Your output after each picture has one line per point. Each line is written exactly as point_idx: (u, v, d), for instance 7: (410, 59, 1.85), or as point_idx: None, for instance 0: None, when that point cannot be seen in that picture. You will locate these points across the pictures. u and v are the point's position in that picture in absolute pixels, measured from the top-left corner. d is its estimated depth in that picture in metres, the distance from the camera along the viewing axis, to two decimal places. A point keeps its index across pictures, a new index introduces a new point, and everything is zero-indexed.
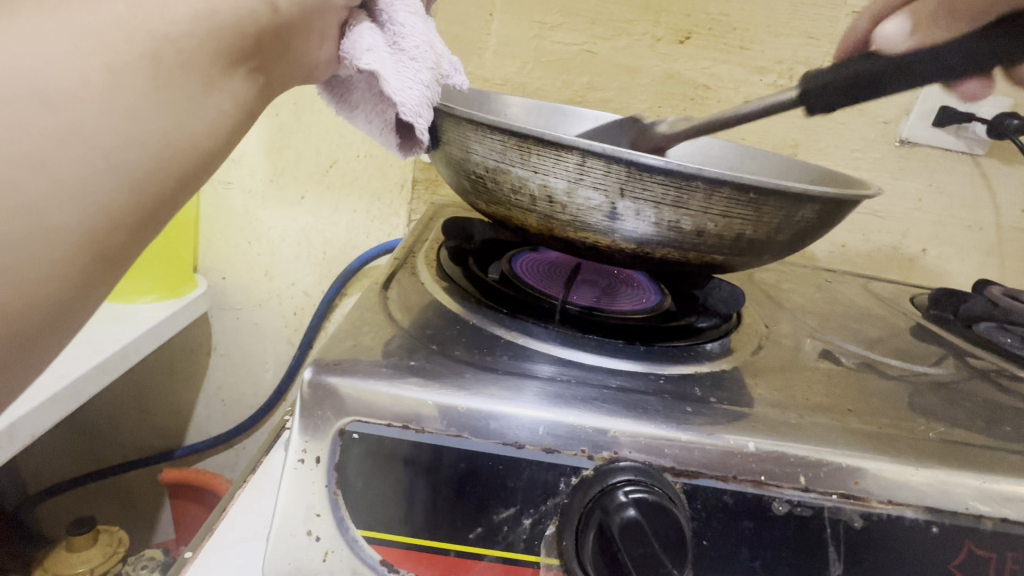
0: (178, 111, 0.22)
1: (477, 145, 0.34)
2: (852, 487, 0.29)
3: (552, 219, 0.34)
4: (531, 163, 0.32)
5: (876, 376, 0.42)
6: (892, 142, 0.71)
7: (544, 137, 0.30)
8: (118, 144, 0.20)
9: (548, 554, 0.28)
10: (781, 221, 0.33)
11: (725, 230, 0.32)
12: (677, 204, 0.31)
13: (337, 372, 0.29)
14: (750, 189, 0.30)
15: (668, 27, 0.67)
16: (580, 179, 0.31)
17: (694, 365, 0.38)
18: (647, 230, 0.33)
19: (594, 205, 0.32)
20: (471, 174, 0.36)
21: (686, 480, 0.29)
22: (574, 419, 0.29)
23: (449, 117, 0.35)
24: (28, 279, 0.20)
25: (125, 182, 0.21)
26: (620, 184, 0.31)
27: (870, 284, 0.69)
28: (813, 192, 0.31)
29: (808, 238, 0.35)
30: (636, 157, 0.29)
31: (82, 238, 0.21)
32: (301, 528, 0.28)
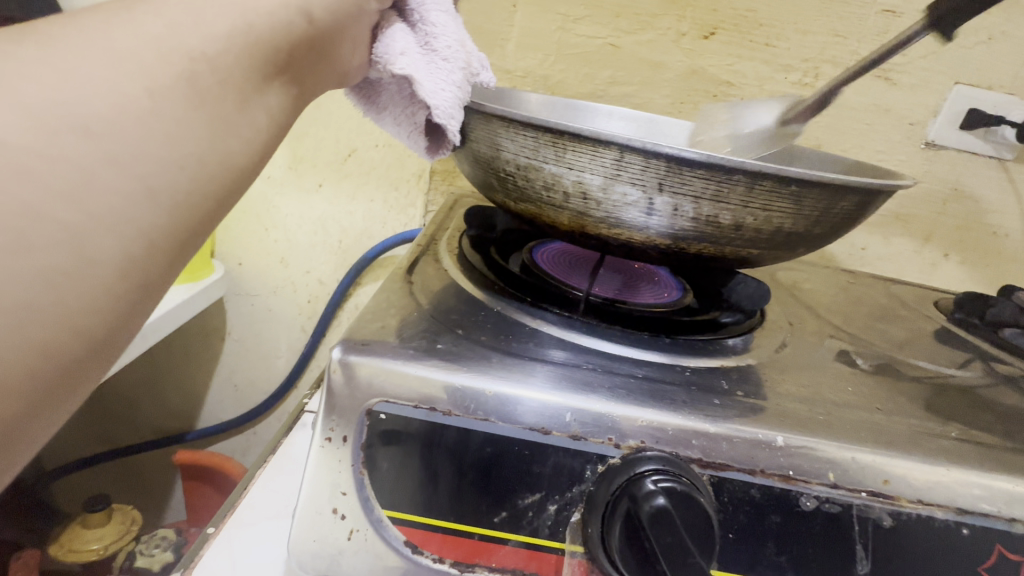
0: (215, 128, 0.21)
1: (508, 142, 0.34)
2: (881, 485, 0.29)
3: (585, 216, 0.34)
4: (566, 160, 0.32)
5: (900, 378, 0.41)
6: (917, 144, 0.70)
7: (581, 133, 0.30)
8: (157, 169, 0.19)
9: (572, 541, 0.28)
10: (820, 213, 0.33)
11: (764, 224, 0.32)
12: (716, 197, 0.31)
13: (364, 352, 0.29)
14: (794, 181, 0.30)
15: (693, 22, 0.66)
16: (617, 175, 0.31)
17: (719, 358, 0.37)
18: (684, 225, 0.32)
19: (630, 201, 0.32)
20: (500, 172, 0.36)
21: (714, 471, 0.28)
22: (600, 407, 0.29)
23: (478, 115, 0.35)
24: (67, 321, 0.18)
25: (164, 208, 0.19)
26: (658, 178, 0.30)
27: (891, 287, 0.68)
28: (854, 183, 0.31)
29: (842, 229, 0.35)
30: (677, 151, 0.29)
31: (122, 269, 0.19)
32: (327, 506, 0.28)
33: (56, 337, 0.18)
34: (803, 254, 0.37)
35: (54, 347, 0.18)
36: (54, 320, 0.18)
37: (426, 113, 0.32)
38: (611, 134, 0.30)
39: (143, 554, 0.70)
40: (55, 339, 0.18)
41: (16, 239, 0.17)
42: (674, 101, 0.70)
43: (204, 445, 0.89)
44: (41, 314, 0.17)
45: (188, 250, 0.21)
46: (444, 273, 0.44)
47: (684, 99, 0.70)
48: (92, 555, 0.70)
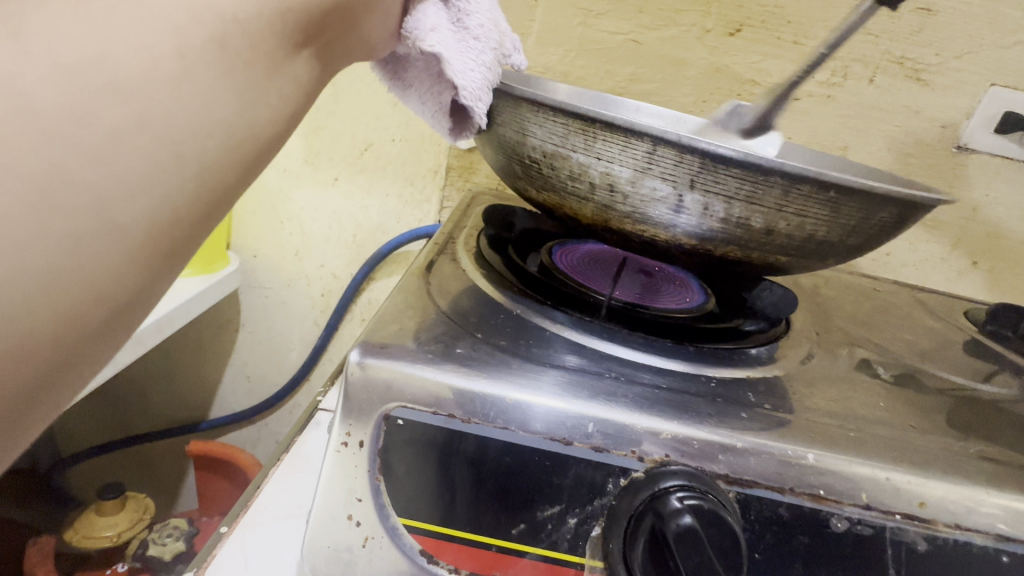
0: (242, 96, 0.20)
1: (535, 128, 0.33)
2: (917, 508, 0.28)
3: (609, 209, 0.33)
4: (595, 150, 0.31)
5: (932, 392, 0.40)
6: (949, 148, 0.67)
7: (613, 122, 0.29)
8: (185, 135, 0.18)
9: (593, 556, 0.27)
10: (857, 223, 0.31)
11: (797, 230, 0.31)
12: (750, 199, 0.29)
13: (383, 356, 0.29)
14: (834, 186, 0.28)
15: (718, 18, 0.64)
16: (648, 168, 0.30)
17: (745, 369, 0.36)
18: (712, 226, 0.31)
19: (659, 196, 0.31)
20: (524, 159, 0.35)
21: (740, 488, 0.27)
22: (624, 419, 0.28)
23: (506, 97, 0.34)
24: (94, 285, 0.18)
25: (192, 174, 0.19)
26: (691, 175, 0.29)
27: (918, 295, 0.66)
28: (897, 194, 0.30)
29: (876, 242, 0.34)
30: (713, 147, 0.28)
31: (148, 235, 0.18)
32: (342, 511, 0.27)
33: (82, 300, 0.17)
34: (833, 265, 0.36)
35: (79, 311, 0.18)
36: (80, 283, 0.17)
37: (452, 92, 0.32)
38: (645, 124, 0.29)
39: (156, 543, 0.71)
40: (81, 303, 0.17)
41: (44, 200, 0.16)
42: (696, 100, 0.68)
43: (216, 434, 0.89)
44: (66, 277, 0.17)
45: (214, 216, 0.21)
46: (461, 273, 0.43)
47: (707, 97, 0.68)
48: (106, 542, 0.70)
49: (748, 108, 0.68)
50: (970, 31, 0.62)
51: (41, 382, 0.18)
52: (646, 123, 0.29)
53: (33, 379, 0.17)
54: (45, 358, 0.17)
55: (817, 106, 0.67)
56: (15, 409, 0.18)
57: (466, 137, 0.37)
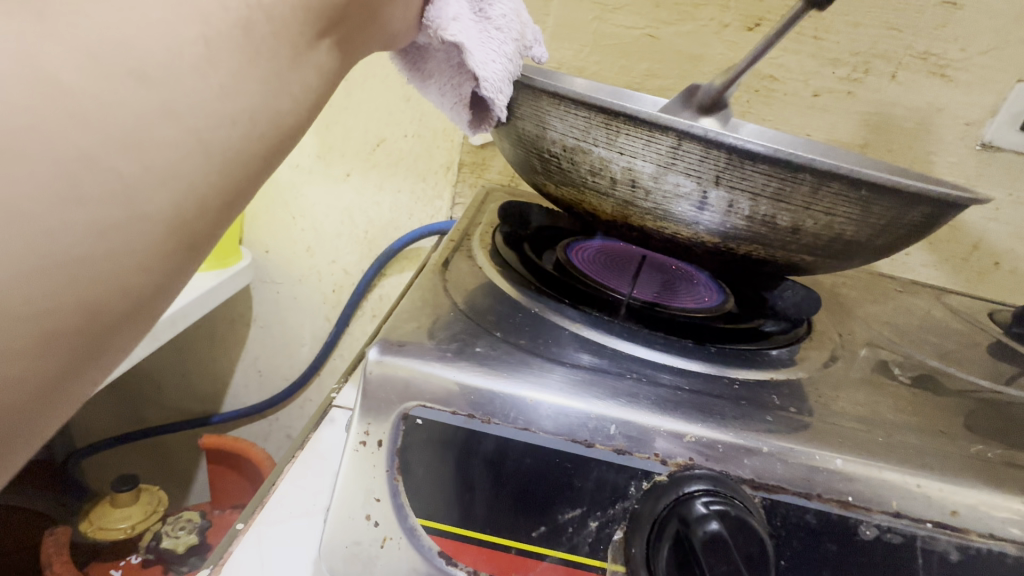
0: (262, 87, 0.20)
1: (555, 121, 0.32)
2: (949, 517, 0.27)
3: (630, 205, 0.32)
4: (617, 144, 0.30)
5: (959, 396, 0.39)
6: (973, 145, 0.65)
7: (638, 115, 0.28)
8: (207, 125, 0.18)
9: (614, 560, 0.26)
10: (887, 223, 0.30)
11: (824, 229, 0.30)
12: (777, 196, 0.29)
13: (402, 355, 0.28)
14: (866, 185, 0.28)
15: (737, 12, 0.63)
16: (672, 164, 0.29)
17: (768, 371, 0.35)
18: (736, 223, 0.30)
19: (682, 192, 0.30)
20: (544, 153, 0.35)
21: (766, 494, 0.27)
22: (647, 421, 0.27)
23: (527, 90, 0.33)
24: (117, 278, 0.17)
25: (214, 165, 0.19)
26: (716, 171, 0.29)
27: (939, 296, 0.64)
28: (932, 194, 0.29)
29: (905, 242, 0.33)
30: (741, 143, 0.27)
31: (170, 227, 0.18)
32: (359, 512, 0.27)
33: (105, 292, 0.17)
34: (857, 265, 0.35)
35: (101, 303, 0.17)
36: (104, 273, 0.17)
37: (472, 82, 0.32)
38: (671, 118, 0.28)
39: (169, 536, 0.71)
40: (103, 295, 0.17)
41: (71, 188, 0.16)
42: None
43: (227, 428, 0.90)
44: (88, 270, 0.17)
45: (234, 208, 0.21)
46: (477, 270, 0.42)
47: None
48: (120, 534, 0.71)
49: (765, 104, 0.67)
50: (997, 26, 0.60)
51: (64, 373, 0.17)
52: (671, 116, 0.28)
53: (55, 371, 0.17)
54: (70, 346, 0.17)
55: (837, 103, 0.66)
56: (38, 401, 0.17)
57: (485, 130, 0.36)
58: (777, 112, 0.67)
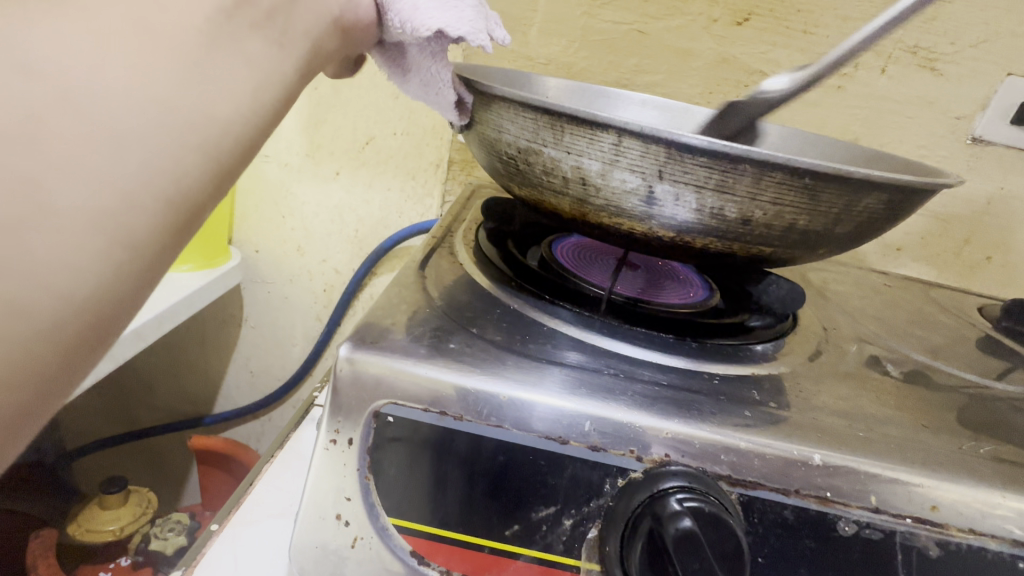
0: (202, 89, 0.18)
1: (508, 124, 0.32)
2: (929, 511, 0.26)
3: (584, 203, 0.32)
4: (564, 144, 0.30)
5: (946, 390, 0.38)
6: (963, 140, 0.65)
7: (577, 115, 0.28)
8: (136, 135, 0.17)
9: (589, 559, 0.26)
10: (842, 211, 0.30)
11: (775, 219, 0.29)
12: (721, 188, 0.28)
13: (373, 350, 0.28)
14: (809, 173, 0.27)
15: (726, 7, 0.62)
16: (615, 161, 0.29)
17: (750, 366, 0.35)
18: (687, 217, 0.30)
19: (630, 188, 0.30)
20: (503, 155, 0.35)
21: (743, 490, 0.26)
22: (621, 417, 0.27)
23: (481, 95, 0.33)
24: (59, 293, 0.17)
25: (151, 174, 0.18)
26: (658, 165, 0.28)
27: (931, 291, 0.64)
28: (882, 178, 0.28)
29: (868, 231, 0.32)
30: (677, 136, 0.26)
31: (99, 227, 0.17)
32: (330, 511, 0.26)
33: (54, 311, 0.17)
34: (828, 255, 0.35)
35: (43, 325, 0.17)
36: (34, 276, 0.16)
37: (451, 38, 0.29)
38: (610, 116, 0.28)
39: (157, 537, 0.70)
40: (45, 313, 0.16)
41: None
42: (703, 92, 0.67)
43: (219, 429, 0.89)
44: (15, 287, 0.16)
45: (190, 212, 0.20)
46: (461, 267, 0.42)
47: (713, 89, 0.66)
48: (109, 536, 0.71)
49: None
50: (987, 18, 0.60)
51: (26, 399, 0.17)
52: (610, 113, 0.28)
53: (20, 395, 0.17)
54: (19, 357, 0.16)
55: (827, 98, 0.65)
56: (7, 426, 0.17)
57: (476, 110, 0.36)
58: (767, 107, 0.67)
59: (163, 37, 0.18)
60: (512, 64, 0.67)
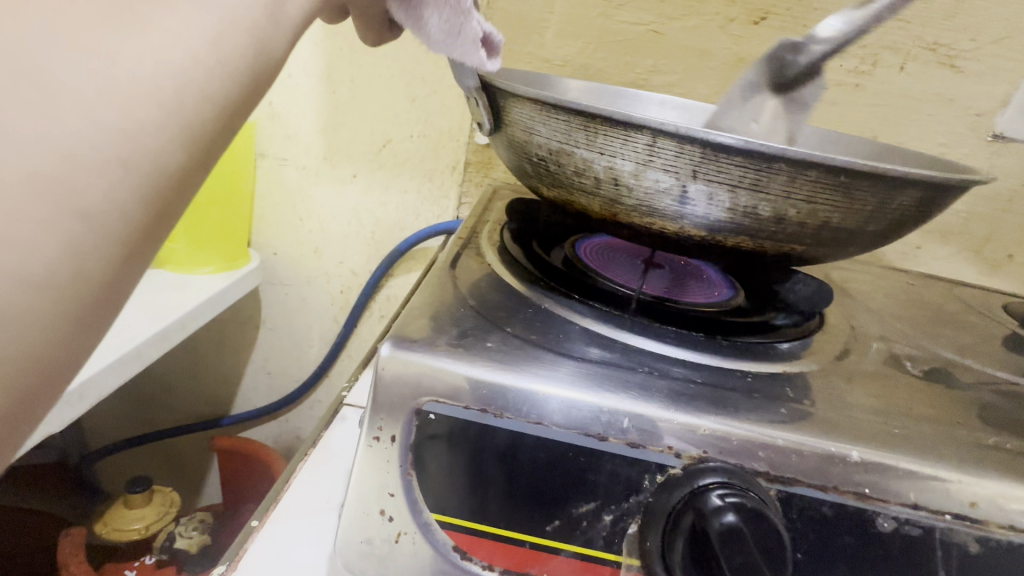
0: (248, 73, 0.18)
1: (540, 126, 0.33)
2: (968, 508, 0.26)
3: (616, 204, 0.32)
4: (597, 145, 0.30)
5: (975, 388, 0.38)
6: (984, 136, 0.65)
7: (612, 116, 0.28)
8: (156, 111, 0.17)
9: (629, 554, 0.26)
10: (875, 209, 0.30)
11: (808, 217, 0.29)
12: (755, 187, 0.28)
13: (413, 350, 0.28)
14: (844, 171, 0.27)
15: (743, 7, 0.63)
16: (649, 161, 0.29)
17: (780, 364, 0.35)
18: (720, 216, 0.30)
19: (663, 188, 0.30)
20: (533, 157, 0.35)
21: (781, 486, 0.27)
22: (659, 414, 0.27)
23: (512, 97, 0.33)
24: (73, 269, 0.17)
25: (162, 153, 0.18)
26: (693, 165, 0.28)
27: (952, 289, 0.64)
28: (916, 176, 0.28)
29: (899, 229, 0.32)
30: (713, 136, 0.27)
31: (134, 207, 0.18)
32: (374, 507, 0.27)
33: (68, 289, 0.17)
34: (858, 253, 0.35)
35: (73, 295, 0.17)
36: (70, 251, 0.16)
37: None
38: (644, 117, 0.28)
39: (183, 536, 0.73)
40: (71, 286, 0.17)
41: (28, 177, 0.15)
42: (719, 91, 0.67)
43: (238, 429, 0.90)
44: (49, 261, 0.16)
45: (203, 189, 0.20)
46: (487, 268, 0.42)
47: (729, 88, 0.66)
48: (135, 534, 0.72)
49: None
50: (1008, 15, 0.60)
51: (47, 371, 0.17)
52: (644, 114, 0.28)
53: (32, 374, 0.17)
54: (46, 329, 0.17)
55: (845, 96, 0.65)
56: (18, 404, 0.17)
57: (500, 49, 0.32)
58: None
59: (220, 42, 0.19)
60: (528, 65, 0.68)
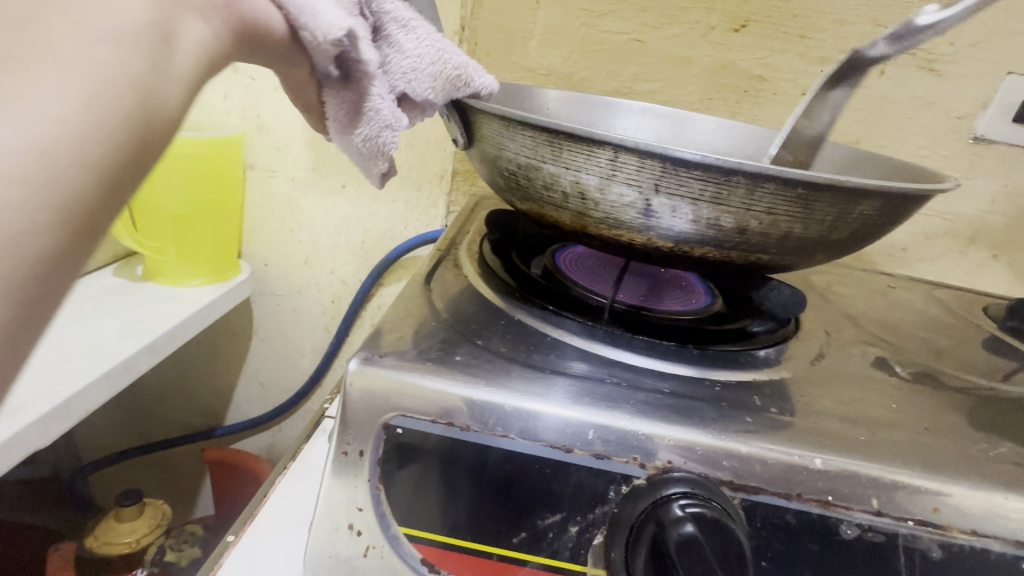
0: (120, 132, 0.17)
1: (508, 142, 0.33)
2: (931, 514, 0.27)
3: (584, 217, 0.33)
4: (563, 160, 0.31)
5: (949, 391, 0.39)
6: (965, 139, 0.65)
7: (574, 133, 0.29)
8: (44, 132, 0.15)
9: (595, 565, 0.27)
10: (836, 218, 0.30)
11: (770, 228, 0.30)
12: (716, 200, 0.29)
13: (381, 365, 0.29)
14: (801, 183, 0.27)
15: (723, 14, 0.63)
16: (613, 175, 0.30)
17: (752, 371, 0.35)
18: (685, 227, 0.30)
19: (628, 202, 0.30)
20: (504, 171, 0.35)
21: (745, 495, 0.27)
22: (625, 425, 0.27)
23: (482, 114, 0.34)
24: None
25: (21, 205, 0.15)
26: (654, 179, 0.29)
27: (935, 291, 0.64)
28: (874, 187, 0.28)
29: (865, 237, 0.33)
30: (672, 151, 0.27)
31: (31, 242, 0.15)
32: (342, 521, 0.27)
33: None
34: (827, 261, 0.35)
35: None
36: None
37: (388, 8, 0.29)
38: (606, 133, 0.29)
39: (174, 548, 0.75)
40: None
41: None
42: (702, 98, 0.67)
43: (231, 441, 0.90)
44: None
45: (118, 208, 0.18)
46: (464, 279, 0.43)
47: (712, 95, 0.67)
48: (125, 547, 0.72)
49: (755, 105, 0.67)
50: (985, 20, 0.61)
51: None
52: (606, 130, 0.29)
53: None
54: None
55: None
56: None
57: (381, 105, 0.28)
58: (767, 112, 0.67)
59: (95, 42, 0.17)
60: (513, 75, 0.69)
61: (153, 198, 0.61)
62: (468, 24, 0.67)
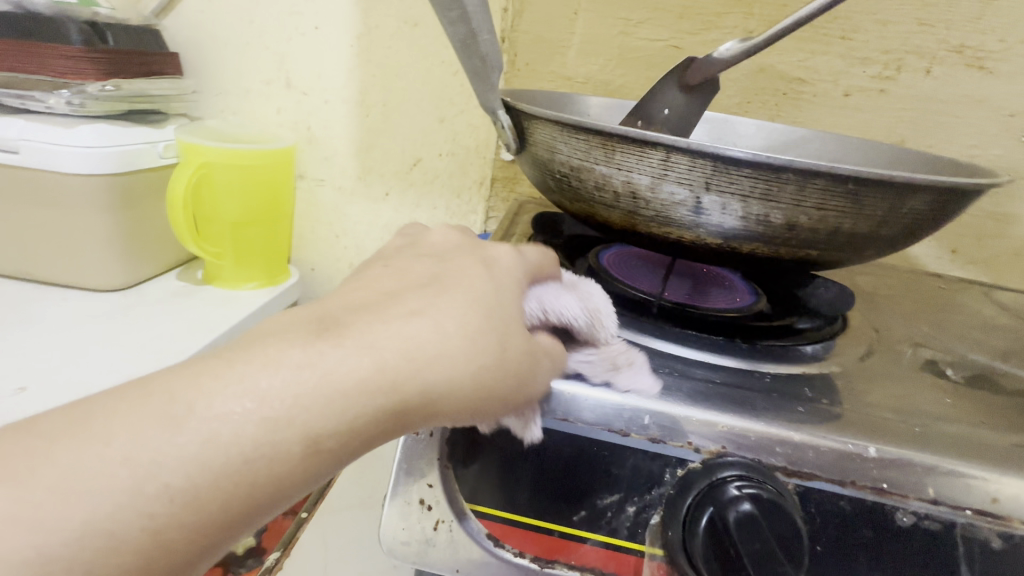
0: (214, 465, 0.22)
1: (562, 145, 0.35)
2: (989, 504, 0.27)
3: (635, 215, 0.34)
4: (615, 161, 0.33)
5: (1008, 391, 0.38)
6: (1018, 136, 0.64)
7: (628, 135, 0.31)
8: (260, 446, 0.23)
9: (652, 544, 0.28)
10: (885, 214, 0.31)
11: (819, 223, 0.31)
12: (766, 197, 0.30)
13: None
14: (850, 179, 0.28)
15: (760, 18, 0.64)
16: (664, 175, 0.31)
17: (801, 364, 0.36)
18: (734, 224, 0.32)
19: (678, 200, 0.32)
20: (555, 173, 0.37)
21: (799, 480, 0.28)
22: (679, 411, 0.29)
23: (536, 118, 0.36)
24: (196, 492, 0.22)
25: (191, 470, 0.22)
26: (705, 177, 0.30)
27: (989, 293, 0.62)
28: (923, 182, 0.29)
29: (915, 232, 0.33)
30: (723, 150, 0.29)
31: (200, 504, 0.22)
32: (414, 497, 0.30)
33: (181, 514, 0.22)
34: (875, 257, 0.36)
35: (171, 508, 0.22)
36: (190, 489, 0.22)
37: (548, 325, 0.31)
38: (658, 135, 0.30)
39: None
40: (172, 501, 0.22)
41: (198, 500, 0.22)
42: (741, 102, 0.68)
43: None
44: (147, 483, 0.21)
45: (217, 506, 0.23)
46: None
47: (752, 97, 0.67)
48: None
49: (795, 107, 0.67)
50: None
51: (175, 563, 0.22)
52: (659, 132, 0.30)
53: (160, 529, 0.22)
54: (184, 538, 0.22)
55: (869, 102, 0.65)
56: (198, 527, 0.22)
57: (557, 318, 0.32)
58: (807, 114, 0.67)
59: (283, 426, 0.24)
60: (552, 85, 0.71)
61: (213, 205, 0.64)
62: (508, 35, 0.70)
